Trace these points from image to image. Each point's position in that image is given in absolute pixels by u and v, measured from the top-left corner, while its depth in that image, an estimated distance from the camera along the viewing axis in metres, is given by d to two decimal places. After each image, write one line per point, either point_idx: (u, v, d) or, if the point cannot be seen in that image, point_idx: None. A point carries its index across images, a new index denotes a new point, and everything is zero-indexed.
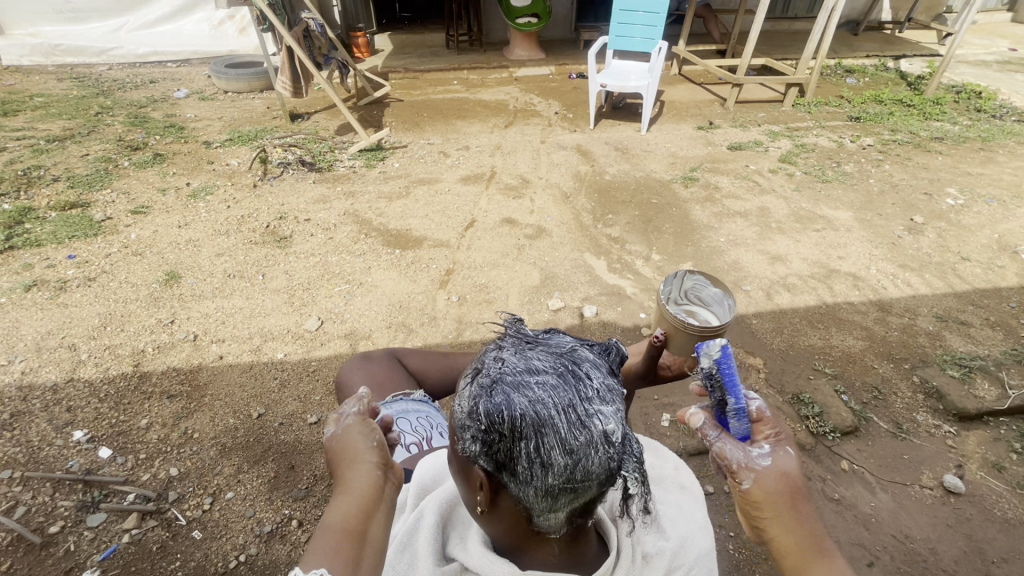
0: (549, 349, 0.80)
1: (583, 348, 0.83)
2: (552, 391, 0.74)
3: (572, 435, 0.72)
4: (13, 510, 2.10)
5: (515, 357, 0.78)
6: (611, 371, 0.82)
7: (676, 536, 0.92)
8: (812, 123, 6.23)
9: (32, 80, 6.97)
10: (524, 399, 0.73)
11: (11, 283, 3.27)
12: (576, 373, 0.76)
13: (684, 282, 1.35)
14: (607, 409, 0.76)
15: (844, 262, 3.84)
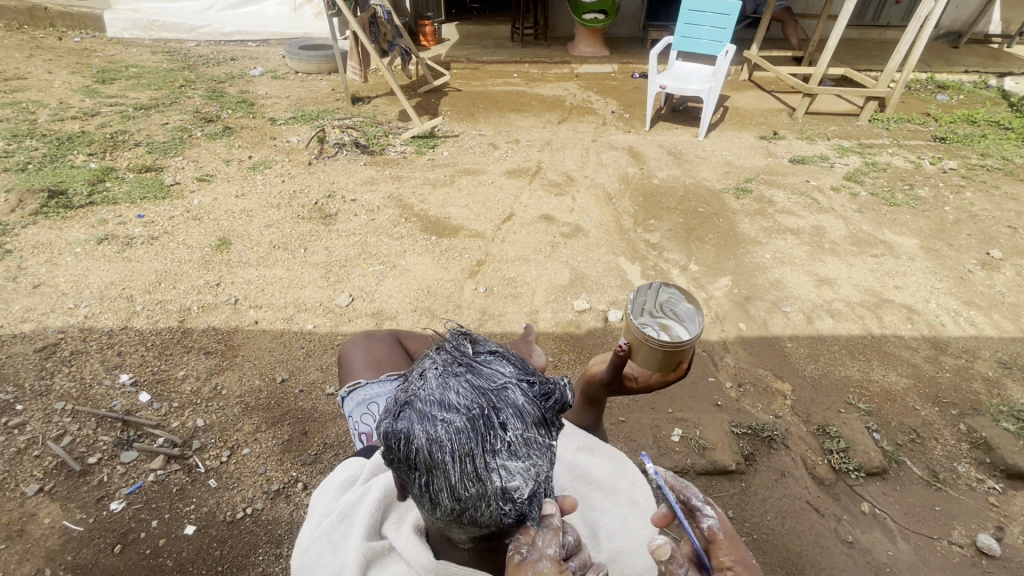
0: (474, 384, 0.78)
1: (515, 389, 0.79)
2: (455, 437, 0.74)
3: (464, 482, 0.75)
4: (61, 438, 2.33)
5: (435, 388, 0.77)
6: (539, 420, 0.79)
7: (608, 549, 0.97)
8: (889, 140, 5.79)
9: (131, 52, 7.60)
10: (425, 438, 0.75)
11: (86, 234, 3.61)
12: (488, 423, 0.75)
13: (659, 292, 1.19)
14: (511, 463, 0.76)
15: (900, 293, 3.57)
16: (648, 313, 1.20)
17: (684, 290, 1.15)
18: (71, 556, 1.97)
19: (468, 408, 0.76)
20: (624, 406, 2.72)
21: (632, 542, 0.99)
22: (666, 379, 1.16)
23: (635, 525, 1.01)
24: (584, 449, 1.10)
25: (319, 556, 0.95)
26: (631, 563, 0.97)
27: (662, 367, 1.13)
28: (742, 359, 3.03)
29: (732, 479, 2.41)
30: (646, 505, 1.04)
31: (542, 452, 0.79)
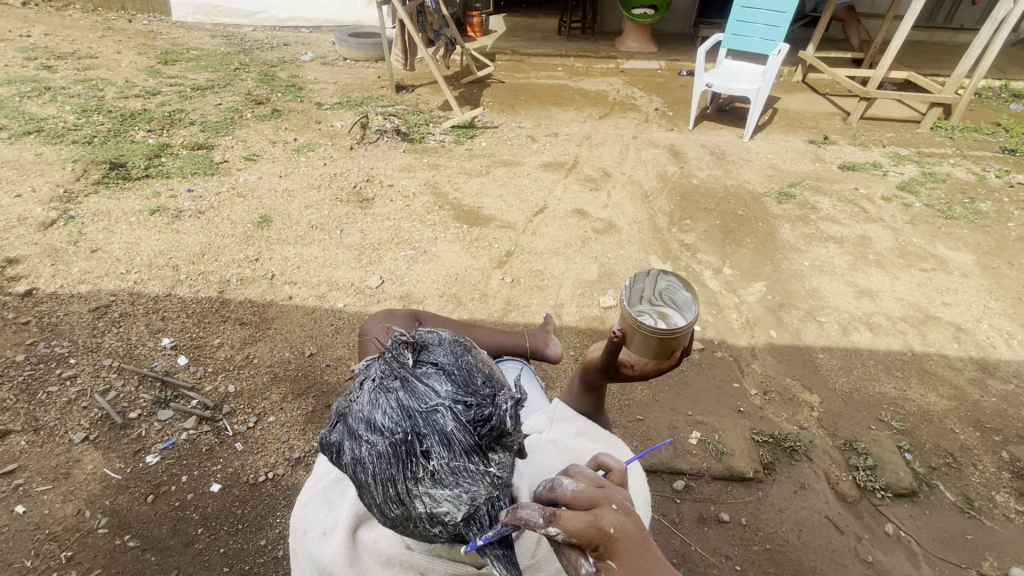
0: (401, 406, 0.74)
1: (444, 414, 0.74)
2: (377, 460, 0.73)
3: (390, 503, 0.75)
4: (107, 392, 2.50)
5: (362, 406, 0.75)
6: (469, 448, 0.74)
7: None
8: (951, 150, 5.45)
9: (193, 35, 7.97)
10: (352, 456, 0.75)
11: (141, 205, 3.83)
12: (410, 450, 0.72)
13: (658, 281, 1.27)
14: (438, 491, 0.73)
15: (948, 310, 3.38)
16: (647, 300, 1.31)
17: (681, 279, 1.22)
18: (109, 501, 2.11)
19: (391, 431, 0.73)
20: (642, 404, 2.70)
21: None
22: (661, 367, 1.24)
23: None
24: (582, 435, 1.17)
25: (316, 510, 1.01)
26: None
27: (656, 355, 1.22)
28: (770, 367, 2.94)
29: (749, 487, 2.35)
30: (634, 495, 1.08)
31: (474, 480, 0.74)
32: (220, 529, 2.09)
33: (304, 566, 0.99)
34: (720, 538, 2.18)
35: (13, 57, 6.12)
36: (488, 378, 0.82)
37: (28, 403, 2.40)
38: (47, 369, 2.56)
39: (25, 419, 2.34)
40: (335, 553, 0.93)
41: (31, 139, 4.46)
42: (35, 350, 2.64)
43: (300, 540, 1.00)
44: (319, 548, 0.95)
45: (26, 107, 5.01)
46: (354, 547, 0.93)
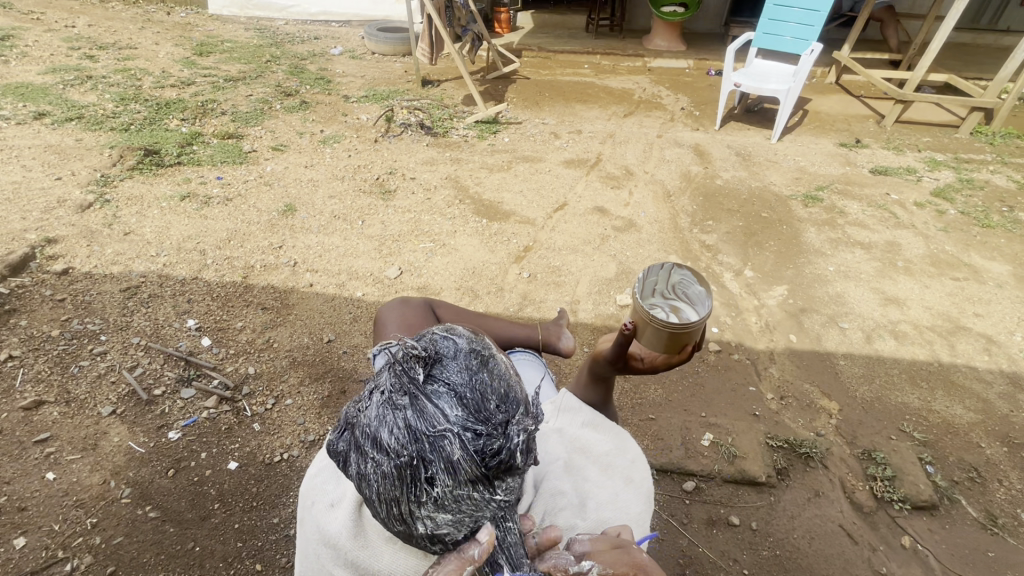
0: (409, 431, 0.72)
1: (452, 444, 0.71)
2: (381, 480, 0.73)
3: (393, 520, 0.76)
4: (135, 368, 2.60)
5: (370, 425, 0.73)
6: (474, 478, 0.73)
7: (594, 516, 0.98)
8: (991, 156, 5.24)
9: (227, 28, 8.16)
10: (358, 469, 0.75)
11: (172, 191, 3.95)
12: (415, 475, 0.72)
13: (671, 274, 1.27)
14: (440, 514, 0.74)
15: (979, 321, 3.26)
16: (660, 294, 1.30)
17: (695, 273, 1.21)
18: (133, 473, 2.20)
19: (398, 453, 0.72)
20: (655, 404, 2.68)
21: (621, 515, 1.00)
22: (671, 360, 1.24)
23: (626, 500, 1.03)
24: (588, 426, 1.17)
25: (324, 483, 1.04)
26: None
27: (667, 348, 1.22)
28: (788, 372, 2.89)
29: (761, 492, 2.31)
30: (640, 486, 1.07)
31: (477, 506, 0.75)
32: (235, 505, 2.15)
33: (311, 534, 1.02)
34: (729, 541, 2.15)
35: (59, 47, 6.37)
36: (502, 398, 0.78)
37: (61, 376, 2.51)
38: (79, 344, 2.67)
39: (58, 391, 2.45)
40: (340, 525, 0.96)
41: (72, 125, 4.64)
42: (69, 325, 2.76)
43: (309, 510, 1.03)
44: (326, 518, 0.98)
45: (69, 94, 5.21)
46: (359, 520, 0.95)
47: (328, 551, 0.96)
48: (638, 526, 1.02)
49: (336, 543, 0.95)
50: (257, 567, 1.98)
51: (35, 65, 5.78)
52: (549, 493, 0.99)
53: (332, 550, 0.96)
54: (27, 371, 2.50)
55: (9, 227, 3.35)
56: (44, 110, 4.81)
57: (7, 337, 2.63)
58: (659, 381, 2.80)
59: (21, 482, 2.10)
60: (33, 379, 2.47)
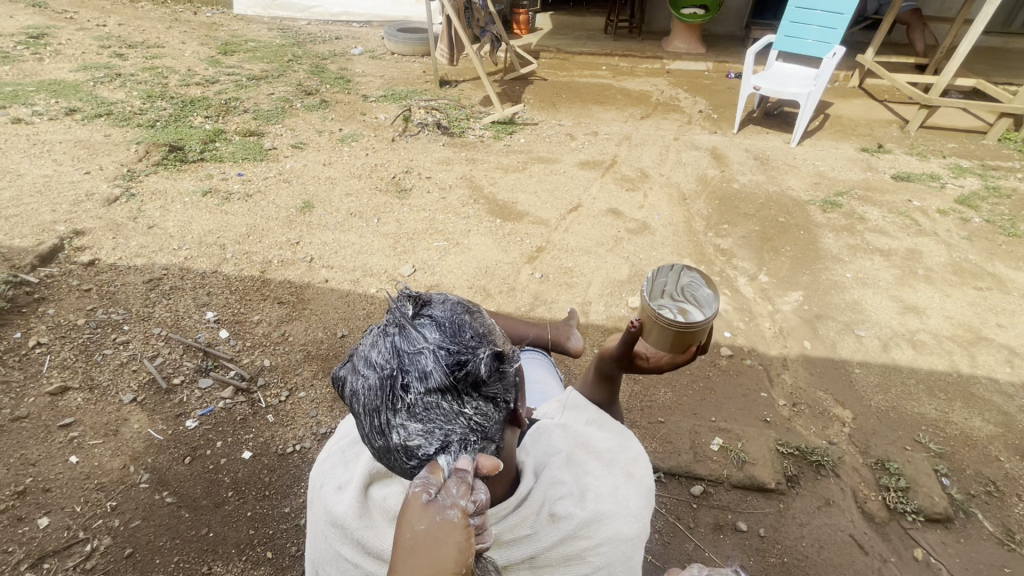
0: (392, 346, 0.84)
1: (426, 356, 0.83)
2: (367, 391, 0.84)
3: (373, 433, 0.85)
4: (155, 358, 2.67)
5: (364, 346, 0.87)
6: (443, 388, 0.84)
7: (592, 508, 0.97)
8: (1020, 163, 5.10)
9: (251, 28, 8.32)
10: (350, 387, 0.86)
11: (195, 186, 4.05)
12: (393, 384, 0.83)
13: (681, 276, 1.28)
14: (414, 424, 0.83)
15: (1002, 332, 3.18)
16: (669, 295, 1.31)
17: (704, 276, 1.22)
18: (151, 459, 2.26)
19: (382, 367, 0.84)
20: (664, 407, 2.68)
21: (620, 508, 0.99)
22: (676, 360, 1.25)
23: (626, 495, 1.02)
24: (592, 424, 1.17)
25: (333, 467, 1.08)
26: (613, 525, 0.97)
27: (672, 348, 1.23)
28: (801, 378, 2.86)
29: (770, 498, 2.30)
30: (641, 482, 1.07)
31: (447, 418, 0.84)
32: (249, 493, 2.20)
33: (319, 517, 1.05)
34: (736, 547, 2.14)
35: (90, 45, 6.56)
36: (478, 331, 0.91)
37: (86, 363, 2.60)
38: (103, 333, 2.76)
39: (82, 377, 2.53)
40: (347, 506, 0.98)
41: (101, 121, 4.78)
42: (95, 315, 2.85)
43: (317, 492, 1.06)
44: (333, 500, 1.01)
45: (98, 91, 5.37)
46: (365, 503, 0.98)
47: (335, 532, 0.99)
48: (637, 521, 1.00)
49: (342, 524, 0.98)
50: (268, 554, 2.03)
51: (68, 62, 5.96)
52: (549, 480, 0.98)
53: (339, 530, 0.99)
54: (54, 358, 2.59)
55: (40, 219, 3.47)
56: (75, 106, 4.97)
57: (36, 325, 2.73)
58: (670, 384, 2.79)
59: (46, 464, 2.18)
60: (59, 366, 2.56)
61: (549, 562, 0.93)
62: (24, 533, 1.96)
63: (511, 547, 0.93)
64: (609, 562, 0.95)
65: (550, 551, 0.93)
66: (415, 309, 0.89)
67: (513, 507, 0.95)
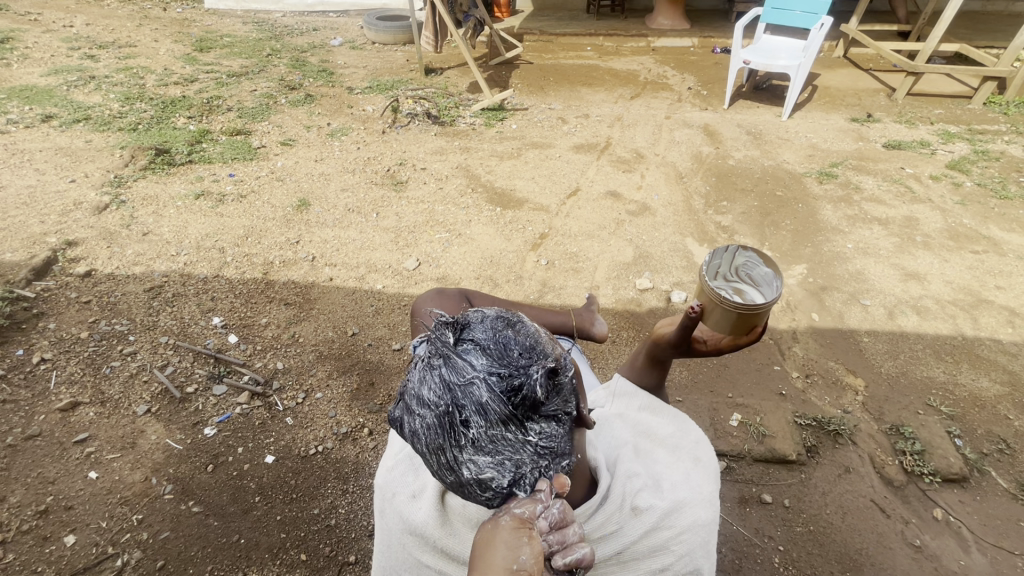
0: (443, 381, 0.82)
1: (480, 387, 0.81)
2: (429, 432, 0.82)
3: (443, 470, 0.84)
4: (165, 367, 2.62)
5: (414, 385, 0.85)
6: (504, 418, 0.81)
7: (670, 497, 1.05)
8: (1005, 126, 5.16)
9: (225, 22, 8.06)
10: (411, 430, 0.85)
11: (186, 190, 3.95)
12: (452, 421, 0.81)
13: (735, 256, 1.31)
14: (483, 459, 0.81)
15: (1001, 294, 3.25)
16: (723, 276, 1.31)
17: (761, 256, 1.25)
18: (172, 470, 2.23)
19: (436, 405, 0.82)
20: (680, 387, 2.71)
21: (694, 495, 1.06)
22: (738, 343, 1.28)
23: (699, 480, 1.09)
24: (646, 410, 1.27)
25: (403, 475, 1.16)
26: (691, 514, 1.03)
27: (734, 331, 1.25)
28: (813, 351, 2.90)
29: (792, 469, 2.34)
30: (709, 464, 1.13)
31: (514, 448, 0.83)
32: (276, 498, 2.19)
33: (393, 524, 1.13)
34: (763, 518, 2.19)
35: (58, 47, 6.31)
36: (525, 347, 0.88)
37: (94, 376, 2.54)
38: (108, 345, 2.70)
39: (92, 391, 2.48)
40: (425, 515, 1.07)
41: (80, 126, 4.62)
42: (97, 327, 2.78)
43: (390, 501, 1.14)
44: (409, 508, 1.10)
45: (74, 95, 5.18)
46: (441, 511, 1.06)
47: (414, 540, 1.08)
48: (712, 505, 1.06)
49: (422, 530, 1.06)
50: (302, 556, 2.03)
51: (38, 66, 5.74)
52: (625, 475, 1.07)
53: (419, 538, 1.08)
54: (60, 373, 2.53)
55: (30, 231, 3.37)
56: (50, 112, 4.79)
57: (38, 340, 2.65)
58: (684, 363, 2.82)
59: (65, 481, 2.14)
60: (66, 381, 2.50)
61: (635, 554, 1.02)
62: (52, 552, 1.93)
63: (601, 543, 1.03)
64: (691, 549, 1.02)
65: (637, 544, 1.02)
66: (457, 338, 0.86)
67: (598, 505, 1.05)
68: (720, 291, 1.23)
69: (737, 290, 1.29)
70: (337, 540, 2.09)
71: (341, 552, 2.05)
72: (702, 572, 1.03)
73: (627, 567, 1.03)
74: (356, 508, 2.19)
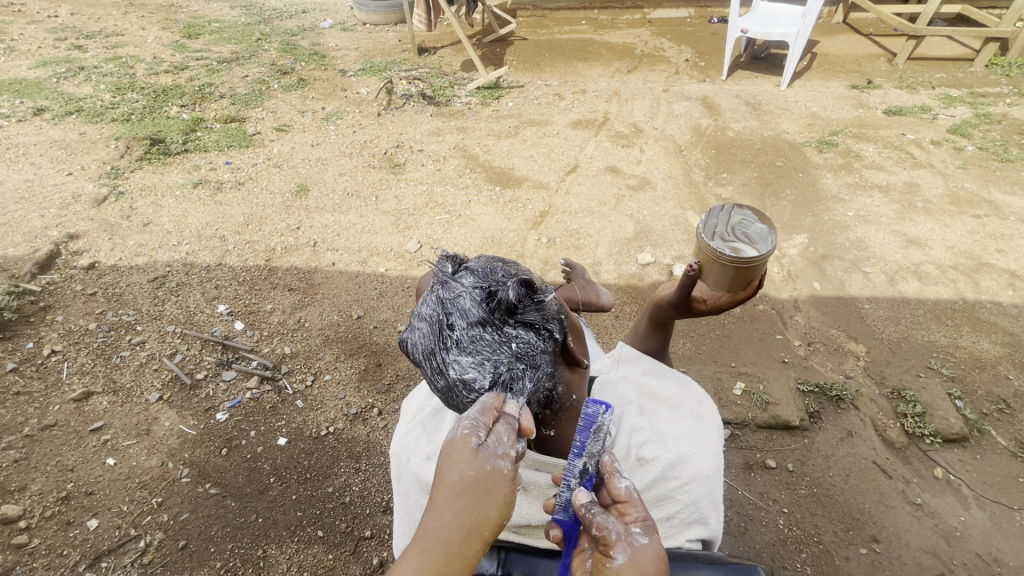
0: (436, 296, 0.91)
1: (464, 296, 0.90)
2: (421, 339, 0.89)
3: (433, 376, 0.89)
4: (175, 355, 2.66)
5: (415, 306, 0.95)
6: (483, 320, 0.88)
7: (675, 449, 1.09)
8: (1008, 88, 5.09)
9: (212, 7, 7.90)
10: (409, 344, 0.92)
11: (183, 179, 3.94)
12: (439, 326, 0.88)
13: (731, 216, 1.35)
14: (466, 359, 0.87)
15: (1002, 257, 3.25)
16: (720, 236, 1.34)
17: (756, 212, 1.29)
18: (188, 454, 2.28)
19: (428, 316, 0.90)
20: (684, 358, 2.74)
21: (698, 448, 1.11)
22: (736, 299, 1.31)
23: (702, 434, 1.15)
24: (650, 372, 1.30)
25: (417, 440, 1.19)
26: (696, 465, 1.08)
27: (732, 286, 1.29)
28: (814, 319, 2.92)
29: (795, 435, 2.38)
30: (711, 420, 1.19)
31: (492, 348, 0.88)
32: (291, 477, 2.24)
33: (409, 486, 1.16)
34: (768, 482, 2.24)
35: (45, 39, 6.21)
36: (509, 271, 0.97)
37: (105, 366, 2.57)
38: (117, 335, 2.72)
39: (104, 381, 2.51)
40: None
41: (73, 118, 4.58)
42: (105, 318, 2.80)
43: (405, 465, 1.17)
44: (424, 470, 1.13)
45: (64, 87, 5.12)
46: None
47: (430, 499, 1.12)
48: (714, 457, 1.11)
49: None
50: (319, 533, 2.08)
51: (25, 59, 5.65)
52: (630, 428, 1.11)
53: None
54: (71, 364, 2.56)
55: (31, 225, 3.37)
56: (42, 105, 4.74)
57: (47, 332, 2.68)
58: (687, 335, 2.85)
59: (83, 468, 2.18)
60: (78, 372, 2.53)
61: (642, 502, 1.05)
62: (76, 536, 1.98)
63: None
64: (697, 499, 1.06)
65: (643, 491, 1.05)
66: (453, 267, 0.97)
67: None
68: (716, 248, 1.28)
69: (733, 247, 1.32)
70: (352, 516, 2.14)
71: (357, 528, 2.10)
72: (709, 522, 1.06)
73: None
74: (370, 485, 2.24)
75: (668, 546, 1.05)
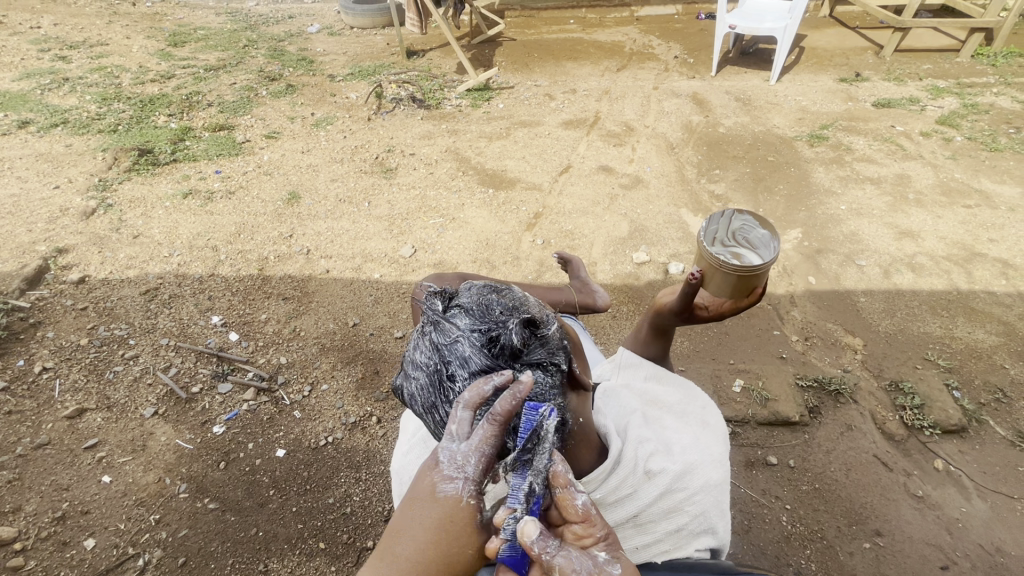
0: (432, 342, 0.94)
1: (462, 342, 0.92)
2: (423, 391, 0.94)
3: (441, 425, 0.94)
4: (169, 368, 2.62)
5: (410, 352, 0.98)
6: (485, 367, 0.92)
7: (682, 459, 1.07)
8: (994, 78, 5.12)
9: (197, 14, 7.83)
10: (411, 392, 0.97)
11: (173, 189, 3.90)
12: (440, 377, 0.92)
13: (732, 221, 1.35)
14: None
15: (994, 247, 3.27)
16: (720, 242, 1.36)
17: (757, 217, 1.29)
18: (185, 469, 2.25)
19: (427, 364, 0.94)
20: (683, 357, 2.74)
21: (704, 457, 1.09)
22: (739, 305, 1.31)
23: (708, 442, 1.13)
24: (652, 379, 1.32)
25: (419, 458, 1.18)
26: (703, 475, 1.07)
27: (734, 293, 1.29)
28: (811, 314, 2.92)
29: (795, 431, 2.38)
30: (716, 427, 1.19)
31: None
32: (290, 490, 2.22)
33: None
34: (770, 479, 2.24)
35: (28, 50, 6.13)
36: (506, 304, 0.99)
37: (98, 382, 2.54)
38: (109, 350, 2.69)
39: (98, 397, 2.47)
40: None
41: (59, 130, 4.52)
42: (96, 333, 2.76)
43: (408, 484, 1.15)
44: None
45: (49, 99, 5.05)
46: None
47: None
48: (721, 465, 1.10)
49: None
50: (321, 544, 2.06)
51: (9, 71, 5.58)
52: (636, 439, 1.09)
53: None
54: (64, 381, 2.52)
55: (18, 240, 3.32)
56: (26, 118, 4.68)
57: (38, 349, 2.64)
58: (686, 333, 2.85)
59: (79, 487, 2.15)
60: (71, 389, 2.49)
61: (651, 516, 1.05)
62: (73, 556, 1.95)
63: (617, 507, 1.05)
64: (705, 509, 1.06)
65: (651, 505, 1.04)
66: (444, 305, 0.99)
67: (611, 470, 1.05)
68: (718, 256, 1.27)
69: (734, 253, 1.34)
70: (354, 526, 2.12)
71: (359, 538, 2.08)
72: (717, 531, 1.07)
73: (643, 529, 1.05)
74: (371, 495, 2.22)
75: (677, 557, 1.05)
